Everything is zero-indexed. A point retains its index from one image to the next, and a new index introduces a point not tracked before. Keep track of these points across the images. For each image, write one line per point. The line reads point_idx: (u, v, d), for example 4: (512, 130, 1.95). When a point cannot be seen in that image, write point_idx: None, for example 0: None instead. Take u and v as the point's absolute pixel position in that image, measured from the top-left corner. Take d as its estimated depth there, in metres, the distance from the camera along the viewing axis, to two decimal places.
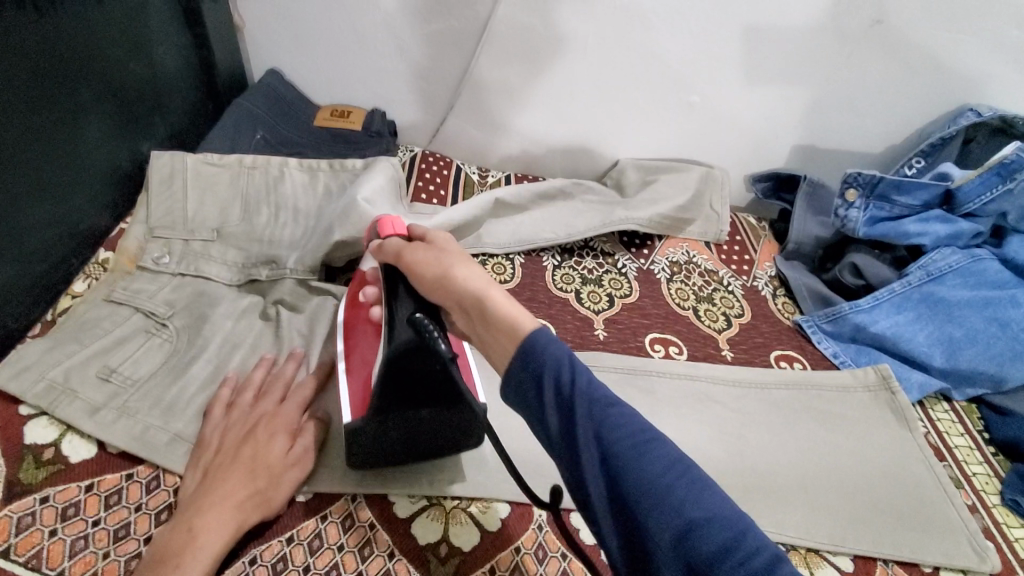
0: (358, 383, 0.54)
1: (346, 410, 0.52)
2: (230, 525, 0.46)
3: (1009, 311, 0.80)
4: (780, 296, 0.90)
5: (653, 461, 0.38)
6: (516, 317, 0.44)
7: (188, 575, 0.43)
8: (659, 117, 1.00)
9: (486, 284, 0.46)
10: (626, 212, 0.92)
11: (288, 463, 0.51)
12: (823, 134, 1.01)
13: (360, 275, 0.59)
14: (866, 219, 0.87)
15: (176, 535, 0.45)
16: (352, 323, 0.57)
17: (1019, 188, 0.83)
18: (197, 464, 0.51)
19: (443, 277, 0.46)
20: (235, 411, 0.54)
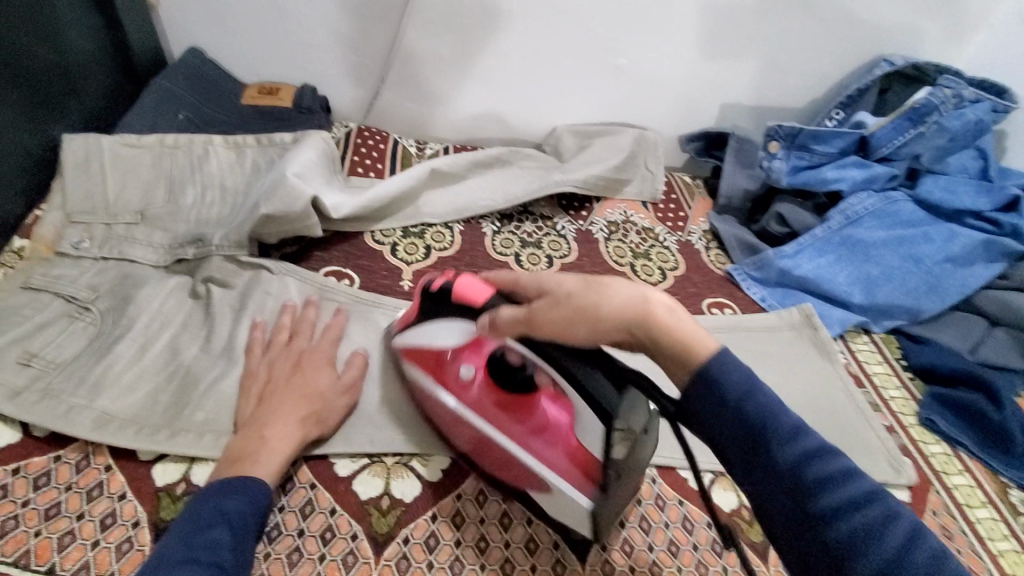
0: (545, 444, 0.51)
1: (570, 486, 0.50)
2: (294, 435, 0.52)
3: (921, 247, 0.84)
4: (712, 248, 0.94)
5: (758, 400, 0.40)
6: (651, 301, 0.43)
7: (265, 466, 0.49)
8: (592, 82, 1.02)
9: (588, 280, 0.45)
10: (562, 176, 0.94)
11: (335, 395, 0.57)
12: (749, 92, 1.05)
13: (434, 352, 0.56)
14: (789, 168, 0.91)
15: (248, 442, 0.51)
16: (489, 412, 0.54)
17: (930, 131, 0.88)
18: (249, 395, 0.56)
19: (606, 311, 0.43)
20: (278, 350, 0.59)
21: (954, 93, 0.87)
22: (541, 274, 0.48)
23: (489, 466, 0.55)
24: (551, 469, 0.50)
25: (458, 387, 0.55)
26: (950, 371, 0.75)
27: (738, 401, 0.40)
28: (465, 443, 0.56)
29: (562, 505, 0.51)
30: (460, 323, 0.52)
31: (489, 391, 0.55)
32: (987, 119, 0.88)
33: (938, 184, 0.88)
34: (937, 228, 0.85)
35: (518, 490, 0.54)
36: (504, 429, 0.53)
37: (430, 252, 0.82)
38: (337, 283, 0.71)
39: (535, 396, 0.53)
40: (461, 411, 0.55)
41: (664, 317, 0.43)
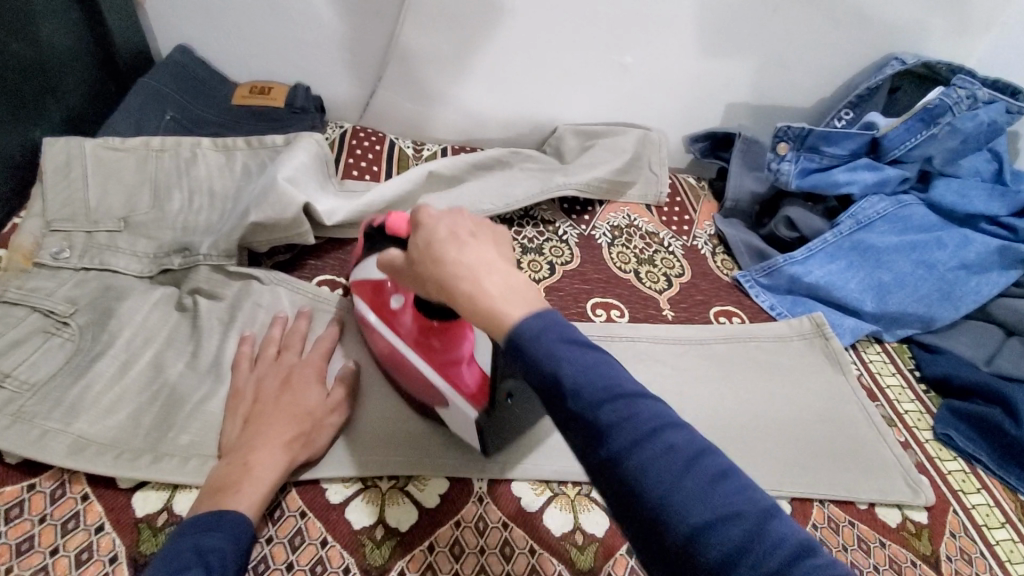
0: (454, 367, 0.54)
1: (466, 403, 0.52)
2: (281, 461, 0.49)
3: (935, 253, 0.81)
4: (719, 254, 0.92)
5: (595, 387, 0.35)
6: (484, 276, 0.41)
7: (245, 500, 0.46)
8: (594, 81, 0.99)
9: (457, 235, 0.44)
10: (564, 178, 0.91)
11: (325, 415, 0.54)
12: (756, 91, 1.02)
13: (374, 284, 0.60)
14: (799, 171, 0.88)
15: (231, 470, 0.48)
16: (409, 337, 0.56)
17: (942, 133, 0.84)
18: (236, 416, 0.53)
19: (461, 260, 0.42)
20: (265, 367, 0.56)
21: (969, 93, 0.84)
22: (423, 213, 0.46)
23: (410, 391, 0.58)
24: (455, 390, 0.53)
25: (390, 314, 0.58)
26: (965, 384, 0.73)
27: (595, 401, 0.34)
28: (392, 365, 0.58)
29: (456, 421, 0.54)
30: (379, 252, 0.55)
31: (412, 319, 0.56)
32: (1001, 121, 0.85)
33: (951, 188, 0.85)
34: (951, 233, 0.82)
35: (435, 410, 0.57)
36: (420, 353, 0.55)
37: None
38: (330, 295, 0.68)
39: (456, 324, 0.55)
40: (387, 334, 0.58)
41: (491, 284, 0.40)
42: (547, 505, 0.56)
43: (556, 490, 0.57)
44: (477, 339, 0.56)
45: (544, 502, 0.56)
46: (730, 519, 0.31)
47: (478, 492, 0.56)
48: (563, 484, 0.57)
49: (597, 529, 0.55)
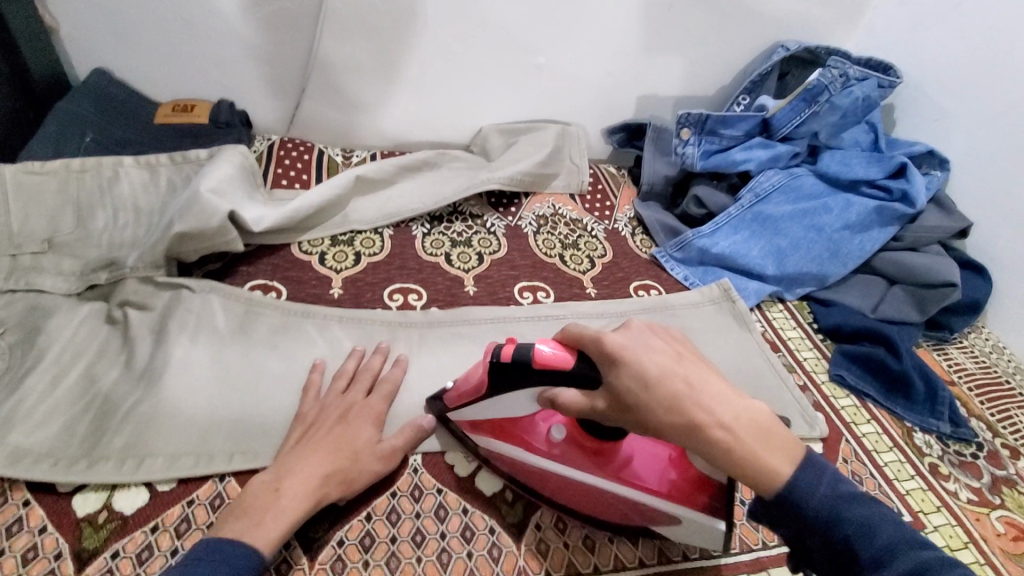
0: (646, 478, 0.55)
1: (684, 505, 0.53)
2: (312, 495, 0.51)
3: (824, 217, 0.90)
4: (638, 234, 0.99)
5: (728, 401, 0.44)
6: (711, 402, 0.44)
7: (262, 534, 0.48)
8: (512, 80, 1.04)
9: (669, 367, 0.45)
10: (489, 174, 0.96)
11: (372, 458, 0.56)
12: (662, 83, 1.10)
13: (516, 424, 0.59)
14: (701, 153, 0.98)
15: (265, 489, 0.52)
16: (582, 466, 0.56)
17: (823, 110, 0.94)
18: (290, 436, 0.57)
19: (660, 417, 0.45)
20: (330, 399, 0.60)
21: (842, 73, 0.94)
22: (614, 345, 0.46)
23: (593, 513, 0.58)
24: (668, 499, 0.53)
25: (545, 445, 0.58)
26: (853, 329, 0.82)
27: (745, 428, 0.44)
28: (560, 492, 0.58)
29: (691, 532, 0.54)
30: (529, 390, 0.54)
31: (578, 444, 0.56)
32: (873, 95, 0.95)
33: (835, 158, 0.94)
34: (835, 198, 0.91)
35: (637, 526, 0.57)
36: (598, 472, 0.56)
37: (360, 257, 0.81)
38: (264, 297, 0.70)
39: (623, 440, 0.56)
40: (548, 467, 0.58)
41: (716, 407, 0.44)
42: (478, 469, 0.62)
43: None
44: (648, 446, 0.56)
45: (477, 467, 0.62)
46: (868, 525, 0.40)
47: (413, 463, 0.61)
48: None
49: None
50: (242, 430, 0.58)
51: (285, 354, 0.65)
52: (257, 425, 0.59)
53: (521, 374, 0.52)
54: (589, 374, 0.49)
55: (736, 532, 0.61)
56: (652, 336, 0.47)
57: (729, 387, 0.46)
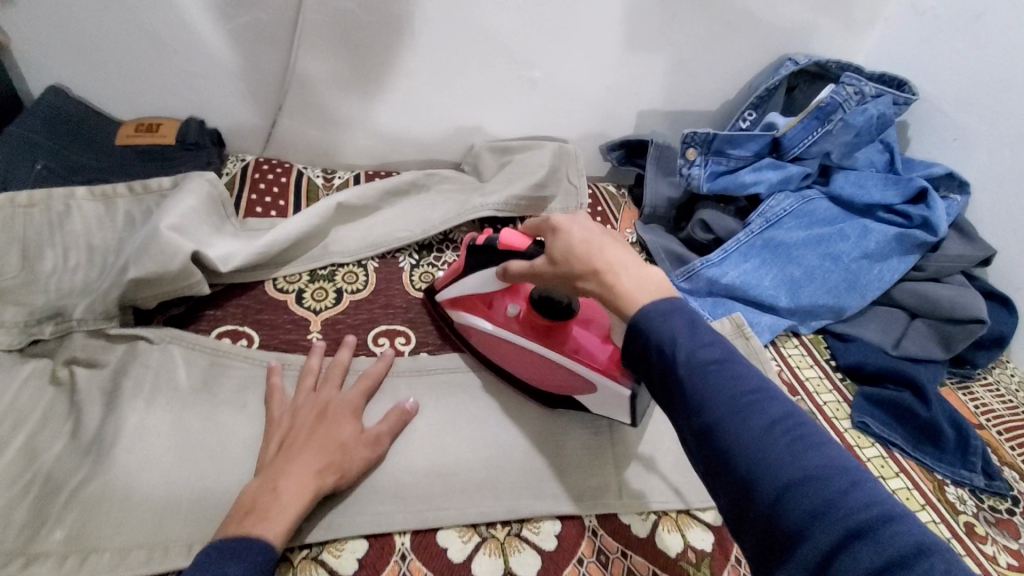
0: (585, 355, 0.61)
1: (605, 375, 0.59)
2: (311, 487, 0.50)
3: (839, 245, 0.84)
4: (641, 261, 0.93)
5: (719, 377, 0.40)
6: (613, 247, 0.49)
7: (272, 528, 0.47)
8: (505, 94, 0.98)
9: (595, 237, 0.50)
10: (483, 198, 0.90)
11: (357, 448, 0.55)
12: (664, 97, 1.04)
13: (481, 297, 0.67)
14: (707, 175, 0.92)
15: (262, 493, 0.49)
16: (530, 336, 0.64)
17: (837, 128, 0.88)
18: (269, 442, 0.55)
19: (576, 232, 0.51)
20: (303, 400, 0.58)
21: (856, 90, 0.88)
22: (558, 220, 0.53)
23: (530, 374, 0.65)
24: (594, 374, 0.60)
25: (503, 319, 0.66)
26: (876, 370, 0.76)
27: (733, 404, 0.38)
28: (513, 373, 0.66)
29: (608, 403, 0.60)
30: (495, 266, 0.62)
31: (528, 323, 0.64)
32: (888, 113, 0.90)
33: (849, 180, 0.89)
34: (852, 224, 0.85)
35: (571, 399, 0.64)
36: (542, 347, 0.63)
37: (342, 295, 0.74)
38: (234, 347, 0.63)
39: (568, 324, 0.63)
40: (504, 335, 0.65)
41: (623, 272, 0.47)
42: (475, 551, 0.55)
43: (484, 533, 0.56)
44: (593, 330, 0.63)
45: (473, 547, 0.55)
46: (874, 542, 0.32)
47: (401, 548, 0.54)
48: (492, 526, 0.57)
49: (527, 569, 0.54)
50: (205, 510, 0.51)
51: (257, 416, 0.58)
52: (223, 503, 0.52)
53: (493, 250, 0.62)
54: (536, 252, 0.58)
55: None
56: (594, 219, 0.53)
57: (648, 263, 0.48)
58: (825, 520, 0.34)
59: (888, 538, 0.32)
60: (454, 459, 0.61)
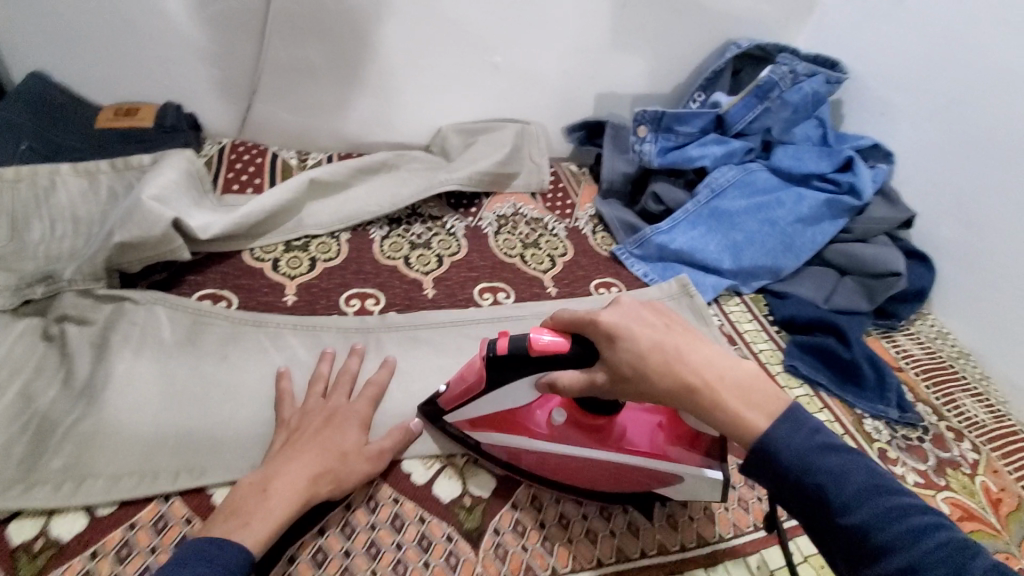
0: (645, 447, 0.58)
1: (685, 459, 0.57)
2: (301, 495, 0.51)
3: (777, 211, 0.92)
4: (599, 231, 0.99)
5: (763, 401, 0.48)
6: (687, 354, 0.49)
7: (253, 533, 0.48)
8: (469, 80, 1.04)
9: (669, 341, 0.50)
10: (448, 174, 0.96)
11: (361, 459, 0.56)
12: (621, 81, 1.10)
13: (513, 414, 0.60)
14: (658, 150, 0.99)
15: (251, 492, 0.51)
16: (585, 443, 0.59)
17: (774, 105, 0.96)
18: (277, 438, 0.57)
19: (643, 340, 0.49)
20: (313, 404, 0.60)
21: (791, 69, 0.96)
22: (614, 325, 0.50)
23: (594, 487, 0.61)
24: (675, 462, 0.57)
25: (549, 431, 0.60)
26: (806, 321, 0.84)
27: (780, 425, 0.46)
28: (569, 478, 0.61)
29: (691, 485, 0.58)
30: (532, 376, 0.55)
31: (577, 424, 0.59)
32: (822, 91, 0.97)
33: (787, 153, 0.97)
34: (788, 192, 0.93)
35: (641, 494, 0.61)
36: (598, 448, 0.58)
37: (315, 263, 0.79)
38: (213, 306, 0.68)
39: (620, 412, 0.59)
40: (555, 450, 0.59)
41: (715, 377, 0.49)
42: (436, 476, 0.62)
43: (445, 461, 0.63)
44: (635, 409, 0.60)
45: (435, 473, 0.62)
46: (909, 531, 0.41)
47: (369, 475, 0.60)
48: (452, 456, 0.64)
49: (482, 491, 0.62)
50: (189, 445, 0.56)
51: (236, 365, 0.64)
52: (204, 440, 0.57)
53: (528, 361, 0.54)
54: (587, 353, 0.52)
55: (693, 526, 0.63)
56: (643, 311, 0.52)
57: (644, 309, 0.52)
58: (867, 512, 0.42)
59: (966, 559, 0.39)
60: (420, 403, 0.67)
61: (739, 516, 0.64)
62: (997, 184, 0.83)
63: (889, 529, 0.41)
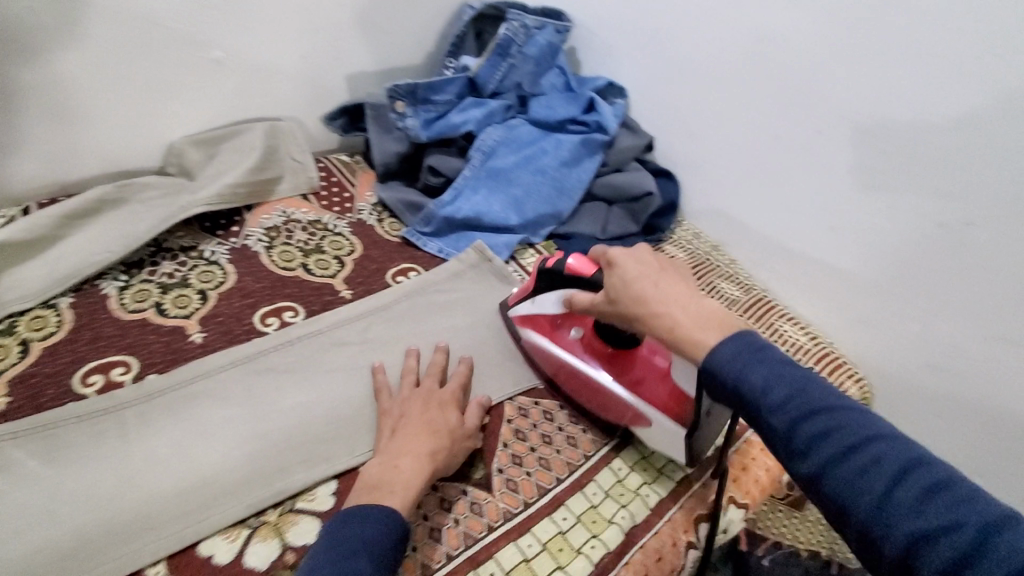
0: (646, 389, 0.63)
1: (656, 410, 0.62)
2: (426, 470, 0.56)
3: (543, 160, 0.96)
4: (385, 218, 0.95)
5: (778, 387, 0.47)
6: (648, 286, 0.56)
7: (399, 501, 0.54)
8: (192, 82, 0.89)
9: (647, 273, 0.58)
10: (191, 196, 0.82)
11: (460, 439, 0.61)
12: (369, 58, 1.04)
13: (548, 319, 0.71)
14: (421, 123, 0.96)
15: (385, 472, 0.56)
16: (594, 360, 0.67)
17: (516, 61, 1.00)
18: (382, 430, 0.61)
19: (627, 270, 0.58)
20: (407, 394, 0.64)
21: (522, 24, 0.99)
22: (615, 255, 0.60)
23: (590, 407, 0.69)
24: (649, 404, 0.63)
25: (569, 344, 0.70)
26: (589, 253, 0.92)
27: (801, 416, 0.45)
28: (568, 388, 0.70)
29: (659, 433, 0.63)
30: (560, 293, 0.67)
31: (590, 346, 0.68)
32: (555, 41, 1.02)
33: (540, 104, 1.02)
34: (549, 141, 0.98)
35: (624, 426, 0.67)
36: (599, 369, 0.67)
37: (28, 347, 0.65)
38: None
39: (636, 349, 0.66)
40: (565, 359, 0.69)
41: (650, 292, 0.56)
42: (248, 544, 0.55)
43: (256, 523, 0.56)
44: (661, 358, 0.64)
45: (245, 541, 0.55)
46: (940, 523, 0.39)
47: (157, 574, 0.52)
48: (262, 514, 0.57)
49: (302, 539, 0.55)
50: None
51: None
52: None
53: (563, 278, 0.67)
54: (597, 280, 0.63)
55: (531, 480, 0.63)
56: (647, 256, 0.59)
57: (696, 295, 0.56)
58: (893, 501, 0.41)
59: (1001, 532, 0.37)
60: (212, 464, 0.58)
61: (570, 454, 0.66)
62: (703, 99, 0.96)
63: (914, 520, 0.40)
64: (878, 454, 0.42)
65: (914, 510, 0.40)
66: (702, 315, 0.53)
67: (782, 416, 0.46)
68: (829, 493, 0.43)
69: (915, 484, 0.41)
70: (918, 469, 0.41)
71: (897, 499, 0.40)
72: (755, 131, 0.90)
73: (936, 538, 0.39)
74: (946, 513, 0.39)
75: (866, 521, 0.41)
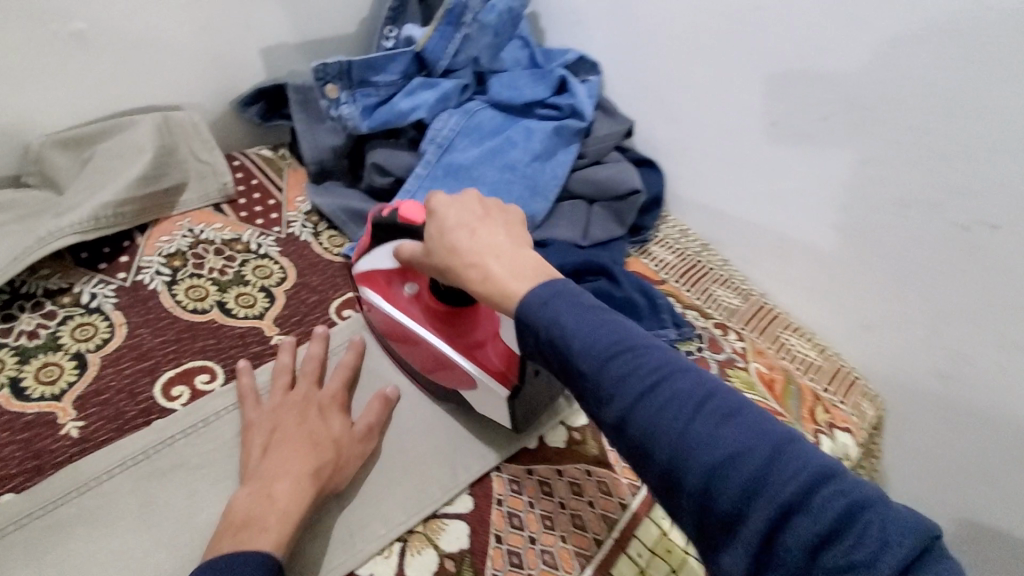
0: (481, 351, 0.57)
1: (483, 372, 0.55)
2: (308, 491, 0.50)
3: (511, 153, 0.81)
4: (323, 231, 0.77)
5: (596, 335, 0.39)
6: (461, 235, 0.49)
7: (270, 540, 0.46)
8: (42, 68, 0.67)
9: (468, 221, 0.49)
10: (57, 220, 0.63)
11: (353, 444, 0.56)
12: (286, 26, 0.83)
13: (386, 274, 0.63)
14: (361, 111, 0.79)
15: (256, 503, 0.49)
16: (431, 323, 0.60)
17: (473, 32, 0.81)
18: (255, 446, 0.54)
19: (451, 218, 0.49)
20: (281, 399, 0.57)
21: None
22: (436, 201, 0.51)
23: (426, 369, 0.62)
24: (480, 370, 0.56)
25: (404, 303, 0.62)
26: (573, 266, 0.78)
27: (625, 369, 0.37)
28: (407, 353, 0.63)
29: (491, 400, 0.57)
30: (392, 245, 0.59)
31: (427, 307, 0.60)
32: (517, 5, 0.83)
33: (502, 83, 0.85)
34: (516, 129, 0.83)
35: (456, 388, 0.61)
36: (434, 332, 0.59)
37: None
38: None
39: (474, 308, 0.59)
40: (403, 318, 0.61)
41: (462, 240, 0.48)
42: None
43: None
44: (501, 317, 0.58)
45: None
46: (775, 481, 0.33)
47: None
48: None
49: None
50: None
51: None
52: None
53: (395, 229, 0.59)
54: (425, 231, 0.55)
55: None
56: (474, 202, 0.51)
57: (520, 244, 0.48)
58: (724, 468, 0.34)
59: (836, 487, 0.32)
60: None
61: (578, 540, 0.55)
62: (691, 74, 0.82)
63: (757, 487, 0.33)
64: (704, 402, 0.36)
65: (744, 469, 0.33)
66: (518, 262, 0.46)
67: (591, 363, 0.38)
68: (657, 460, 0.36)
69: (725, 422, 0.35)
70: (741, 420, 0.35)
71: (723, 464, 0.34)
72: (750, 112, 0.77)
73: (781, 499, 0.32)
74: (754, 450, 0.34)
75: (702, 492, 0.34)
